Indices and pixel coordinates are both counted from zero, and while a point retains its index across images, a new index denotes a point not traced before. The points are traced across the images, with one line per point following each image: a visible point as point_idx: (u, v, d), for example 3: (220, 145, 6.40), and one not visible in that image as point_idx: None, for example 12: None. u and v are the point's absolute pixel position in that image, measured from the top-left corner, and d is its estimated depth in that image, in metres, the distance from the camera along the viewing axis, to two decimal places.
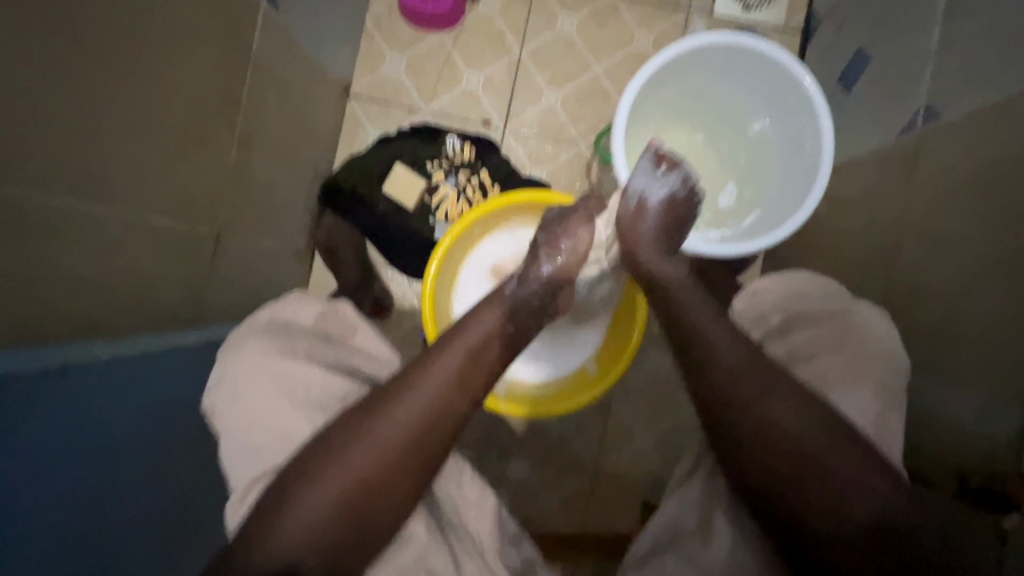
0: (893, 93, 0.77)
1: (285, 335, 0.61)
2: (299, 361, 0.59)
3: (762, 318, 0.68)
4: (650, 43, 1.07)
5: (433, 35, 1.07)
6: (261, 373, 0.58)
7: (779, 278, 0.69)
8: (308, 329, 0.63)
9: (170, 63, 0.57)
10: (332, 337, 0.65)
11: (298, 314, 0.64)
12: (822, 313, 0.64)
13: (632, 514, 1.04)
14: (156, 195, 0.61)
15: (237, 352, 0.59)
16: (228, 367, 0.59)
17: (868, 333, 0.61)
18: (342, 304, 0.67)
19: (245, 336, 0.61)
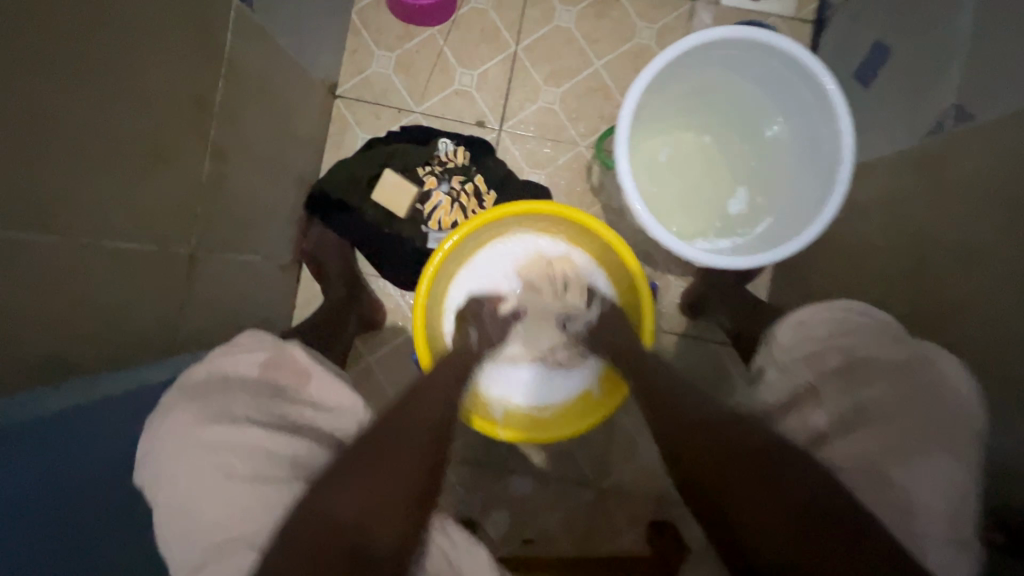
0: (918, 91, 0.72)
1: (222, 394, 0.50)
2: (235, 431, 0.47)
3: (817, 355, 0.53)
4: (653, 36, 1.01)
5: (424, 30, 1.01)
6: (189, 445, 0.46)
7: (832, 310, 0.55)
8: (249, 384, 0.52)
9: (132, 73, 0.52)
10: (280, 389, 0.54)
11: (239, 363, 0.53)
12: (893, 360, 0.50)
13: (638, 530, 1.00)
14: (122, 218, 0.56)
15: (165, 423, 0.48)
16: (158, 442, 0.47)
17: (947, 388, 0.47)
18: (292, 346, 0.57)
19: (174, 402, 0.49)
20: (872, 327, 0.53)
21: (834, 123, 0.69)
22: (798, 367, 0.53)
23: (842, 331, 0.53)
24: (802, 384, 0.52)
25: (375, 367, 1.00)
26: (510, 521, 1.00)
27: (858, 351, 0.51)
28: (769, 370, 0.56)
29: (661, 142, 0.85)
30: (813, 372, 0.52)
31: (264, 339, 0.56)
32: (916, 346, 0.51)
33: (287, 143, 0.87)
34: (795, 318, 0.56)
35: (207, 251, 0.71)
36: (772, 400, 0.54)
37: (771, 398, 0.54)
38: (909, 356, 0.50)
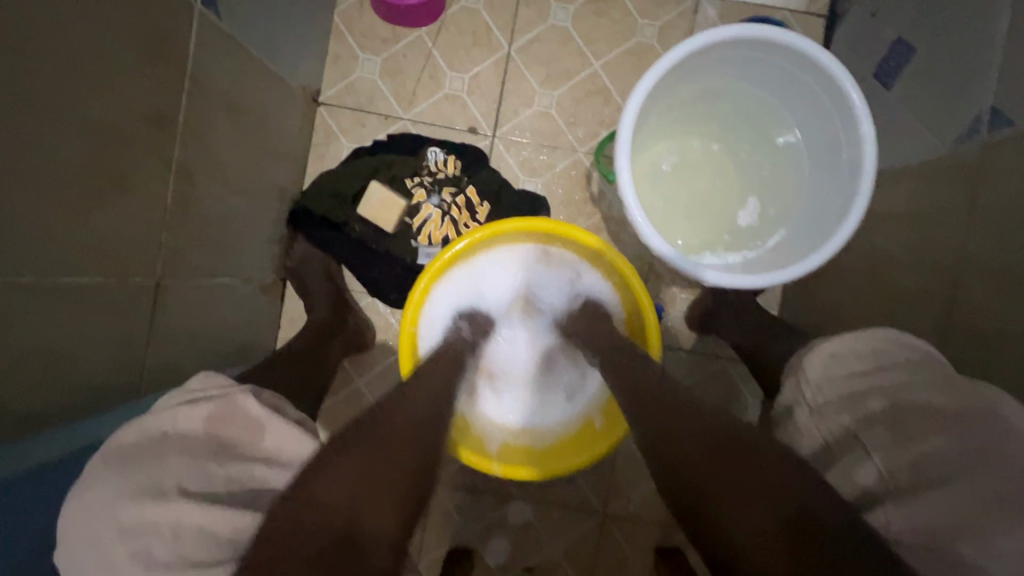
0: (947, 92, 0.66)
1: (153, 460, 0.44)
2: (164, 505, 0.41)
3: (856, 397, 0.47)
4: (655, 34, 0.95)
5: (411, 32, 0.95)
6: (109, 527, 0.40)
7: (870, 344, 0.50)
8: (189, 443, 0.46)
9: (74, 91, 0.46)
10: (226, 446, 0.47)
11: (178, 420, 0.47)
12: (951, 404, 0.43)
13: (645, 559, 0.95)
14: (71, 251, 0.50)
15: (87, 494, 0.42)
16: (77, 516, 0.42)
17: (1018, 442, 0.39)
18: (242, 395, 0.51)
19: (99, 468, 0.43)
20: (913, 361, 0.47)
21: (855, 128, 0.63)
22: (833, 408, 0.48)
23: (880, 367, 0.48)
24: (842, 427, 0.46)
25: (365, 390, 0.95)
26: (510, 550, 0.95)
27: (903, 395, 0.45)
28: (800, 409, 0.51)
29: (665, 150, 0.79)
30: (851, 416, 0.46)
31: (220, 384, 0.52)
32: (976, 392, 0.43)
33: (265, 155, 0.81)
34: (828, 350, 0.52)
35: (176, 278, 0.66)
36: (811, 446, 0.48)
37: (807, 445, 0.49)
38: (972, 400, 0.42)
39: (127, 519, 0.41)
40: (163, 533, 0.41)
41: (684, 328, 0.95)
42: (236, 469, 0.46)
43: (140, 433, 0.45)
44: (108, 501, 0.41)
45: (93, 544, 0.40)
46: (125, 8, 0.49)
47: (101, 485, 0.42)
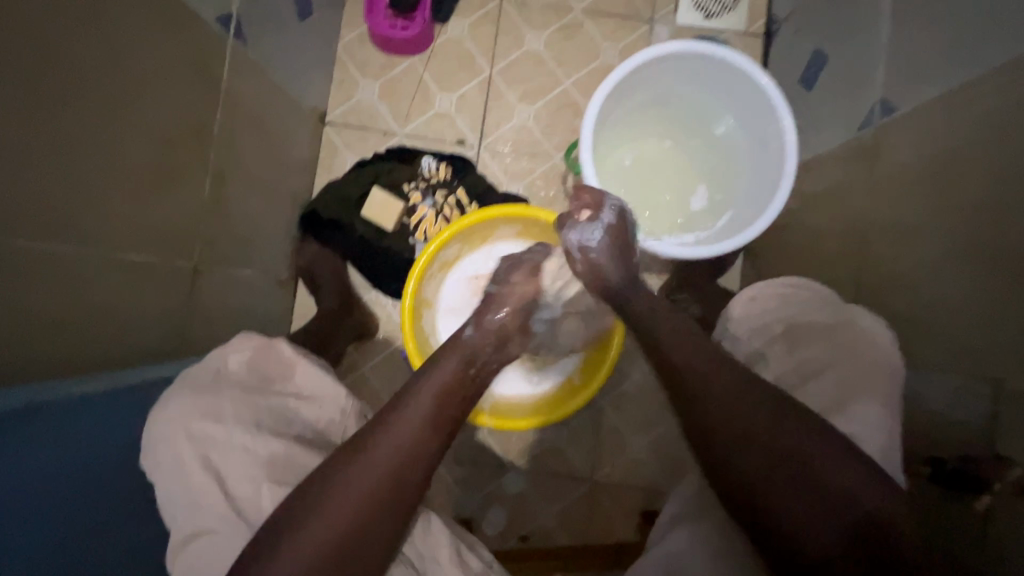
0: (852, 90, 0.79)
1: (215, 386, 0.60)
2: (225, 423, 0.58)
3: (763, 326, 0.65)
4: (617, 55, 1.09)
5: (405, 60, 1.10)
6: (180, 436, 0.56)
7: (772, 288, 0.67)
8: (239, 376, 0.63)
9: (141, 105, 0.59)
10: (267, 379, 0.65)
11: (231, 359, 0.64)
12: (827, 325, 0.62)
13: (630, 523, 1.04)
14: (133, 233, 0.62)
15: (162, 416, 0.57)
16: (156, 431, 0.57)
17: (874, 344, 0.59)
18: (278, 342, 0.67)
19: (172, 393, 0.59)
20: (811, 297, 0.65)
21: (777, 122, 0.77)
22: (747, 334, 0.66)
23: (783, 304, 0.65)
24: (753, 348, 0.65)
25: (369, 375, 1.05)
26: (505, 519, 1.04)
27: (795, 318, 0.64)
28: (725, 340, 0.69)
29: (626, 149, 0.92)
30: (761, 342, 0.65)
31: (252, 338, 0.67)
32: (844, 315, 0.62)
33: (281, 166, 0.94)
34: (747, 293, 0.68)
35: (208, 266, 0.77)
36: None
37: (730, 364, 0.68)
38: (840, 317, 0.62)
39: (196, 425, 0.57)
40: (219, 444, 0.57)
41: (656, 309, 1.06)
42: (276, 399, 0.63)
43: (205, 368, 0.62)
44: (180, 412, 0.57)
45: (170, 450, 0.56)
46: (179, 40, 0.62)
47: (171, 403, 0.57)
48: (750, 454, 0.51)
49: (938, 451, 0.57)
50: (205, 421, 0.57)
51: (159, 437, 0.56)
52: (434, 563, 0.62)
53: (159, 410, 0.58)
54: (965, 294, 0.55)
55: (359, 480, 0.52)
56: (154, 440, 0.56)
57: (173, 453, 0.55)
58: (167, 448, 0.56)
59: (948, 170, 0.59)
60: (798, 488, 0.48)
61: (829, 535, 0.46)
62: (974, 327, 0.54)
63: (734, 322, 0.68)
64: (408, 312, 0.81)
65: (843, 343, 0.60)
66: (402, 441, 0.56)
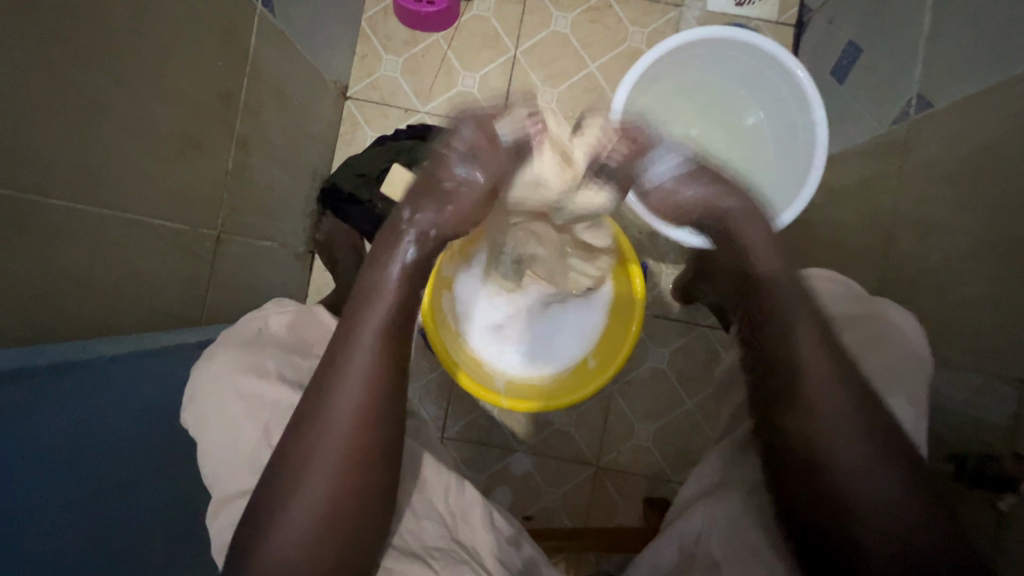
0: (885, 84, 0.78)
1: (260, 345, 0.60)
2: (265, 381, 0.57)
3: None
4: (644, 40, 1.08)
5: (429, 36, 1.08)
6: (224, 390, 0.56)
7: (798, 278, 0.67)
8: (282, 338, 0.63)
9: (171, 67, 0.58)
10: (307, 343, 0.65)
11: (272, 321, 0.64)
12: (855, 316, 0.61)
13: (634, 507, 1.05)
14: (160, 197, 0.62)
15: (208, 368, 0.57)
16: (200, 384, 0.57)
17: (905, 336, 0.58)
18: (317, 309, 0.68)
19: (217, 348, 0.59)
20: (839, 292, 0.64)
21: (809, 113, 0.75)
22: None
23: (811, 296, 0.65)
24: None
25: None
26: (511, 499, 1.05)
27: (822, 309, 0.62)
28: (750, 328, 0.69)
29: None
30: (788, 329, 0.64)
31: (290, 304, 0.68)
32: (873, 306, 0.61)
33: (302, 139, 0.93)
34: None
35: (229, 235, 0.77)
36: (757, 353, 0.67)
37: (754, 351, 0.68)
38: (868, 310, 0.61)
39: (242, 380, 0.56)
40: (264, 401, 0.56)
41: (670, 298, 1.06)
42: (317, 362, 0.64)
43: (250, 329, 0.62)
44: (228, 372, 0.56)
45: (214, 406, 0.55)
46: (209, 6, 0.61)
47: (219, 364, 0.57)
48: (801, 445, 0.52)
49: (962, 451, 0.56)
50: (252, 378, 0.56)
51: (206, 395, 0.56)
52: (463, 524, 0.63)
53: (204, 369, 0.58)
54: (992, 293, 0.55)
55: (312, 479, 0.51)
56: (205, 396, 0.56)
57: (225, 411, 0.55)
58: (213, 401, 0.56)
59: (981, 168, 0.58)
60: (858, 464, 0.50)
61: (882, 502, 0.48)
62: (998, 325, 0.54)
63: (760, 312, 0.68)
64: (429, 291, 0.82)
65: (866, 336, 0.59)
66: (339, 424, 0.52)
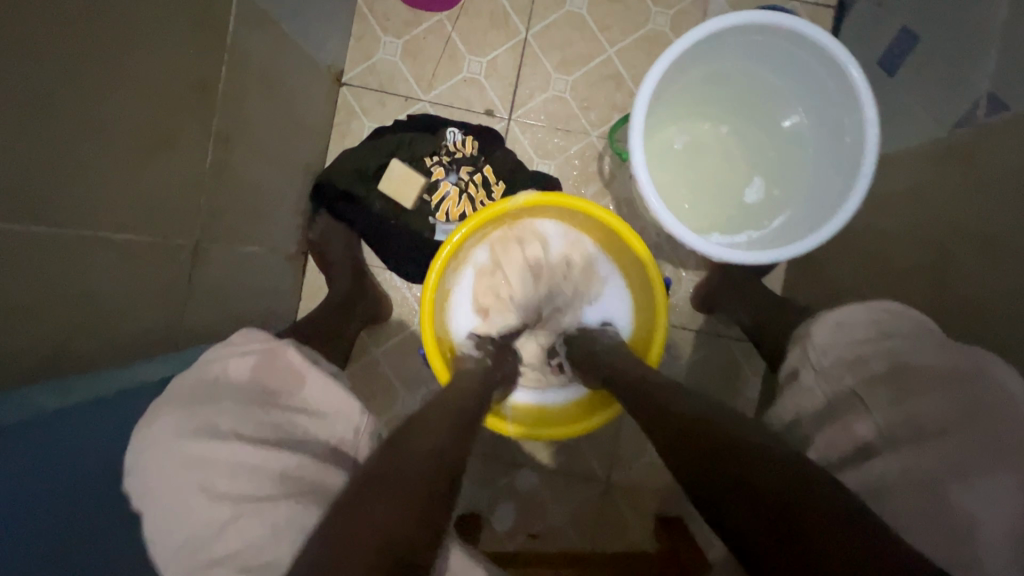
0: (947, 79, 0.68)
1: (214, 395, 0.46)
2: (220, 441, 0.42)
3: (858, 360, 0.51)
4: (668, 23, 0.98)
5: (432, 16, 0.98)
6: (171, 457, 0.42)
7: (865, 312, 0.54)
8: (246, 387, 0.48)
9: (133, 58, 0.50)
10: (269, 395, 0.48)
11: (232, 366, 0.49)
12: (946, 370, 0.46)
13: (645, 526, 0.99)
14: (126, 207, 0.55)
15: (149, 431, 0.44)
16: (145, 454, 0.43)
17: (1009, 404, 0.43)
18: (282, 347, 0.52)
19: (164, 404, 0.46)
20: (919, 334, 0.51)
21: (859, 112, 0.66)
22: (841, 374, 0.50)
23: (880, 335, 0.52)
24: (843, 389, 0.49)
25: (382, 361, 0.99)
26: (516, 516, 1.00)
27: (902, 357, 0.49)
28: (804, 372, 0.55)
29: (675, 131, 0.82)
30: (855, 377, 0.49)
31: (257, 338, 0.53)
32: (968, 355, 0.47)
33: (292, 131, 0.85)
34: (834, 320, 0.55)
35: (210, 242, 0.70)
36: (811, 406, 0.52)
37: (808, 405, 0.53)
38: (966, 364, 0.46)
39: (185, 445, 0.42)
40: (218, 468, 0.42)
41: (689, 307, 0.98)
42: (281, 416, 0.47)
43: (196, 378, 0.48)
44: (170, 429, 0.43)
45: (161, 479, 0.42)
46: None
47: (159, 421, 0.44)
48: (709, 445, 0.45)
49: None
50: (198, 442, 0.42)
51: (143, 461, 0.43)
52: None
53: (144, 432, 0.45)
54: None
55: (395, 478, 0.40)
56: (146, 464, 0.42)
57: (164, 486, 0.41)
58: (156, 475, 0.42)
59: None
60: (777, 468, 0.39)
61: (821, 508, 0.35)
62: None
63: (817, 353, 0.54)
64: (428, 298, 0.75)
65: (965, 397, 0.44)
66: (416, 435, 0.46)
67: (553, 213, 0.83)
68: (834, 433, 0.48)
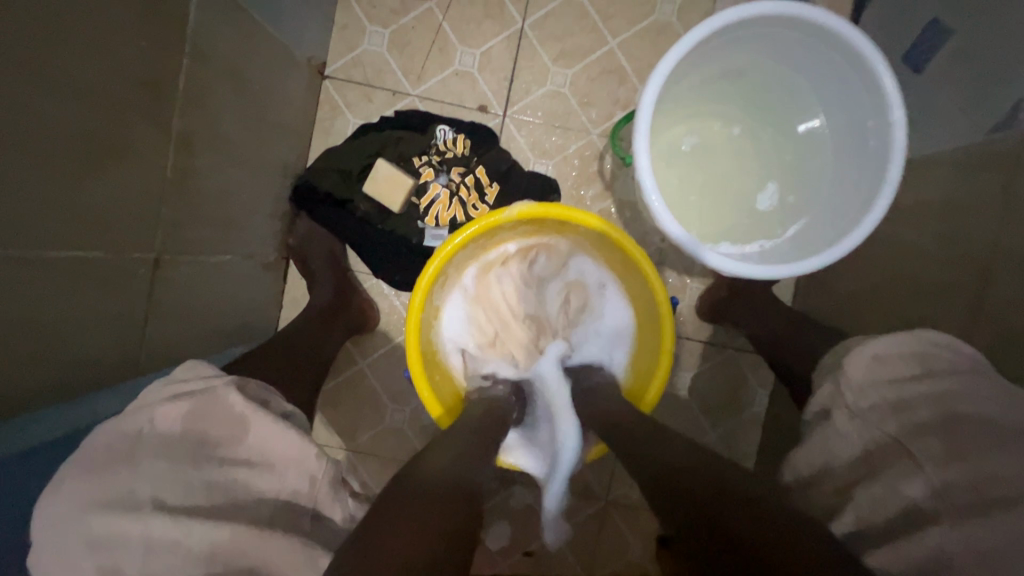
0: (982, 78, 0.62)
1: (131, 456, 0.39)
2: (137, 517, 0.36)
3: (902, 401, 0.46)
4: (675, 12, 0.91)
5: (421, 4, 0.91)
6: (72, 534, 0.35)
7: (907, 343, 0.49)
8: (171, 441, 0.41)
9: (72, 58, 0.44)
10: (203, 446, 0.41)
11: (160, 414, 0.42)
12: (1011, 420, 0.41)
13: (646, 545, 0.95)
14: (73, 225, 0.49)
15: (49, 499, 0.37)
16: (44, 531, 0.36)
17: None
18: (225, 388, 0.45)
19: (67, 467, 0.38)
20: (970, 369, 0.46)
21: (887, 115, 0.60)
22: (885, 416, 0.46)
23: (923, 368, 0.47)
24: (885, 436, 0.44)
25: (368, 373, 0.94)
26: (510, 534, 0.96)
27: (954, 401, 0.43)
28: (838, 411, 0.50)
29: (681, 132, 0.76)
30: (898, 423, 0.44)
31: (201, 373, 0.47)
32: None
33: (268, 130, 0.78)
34: (871, 352, 0.51)
35: (176, 255, 0.64)
36: (843, 454, 0.47)
37: (840, 451, 0.47)
38: None
39: (96, 521, 0.36)
40: (133, 548, 0.36)
41: (693, 318, 0.93)
42: (216, 473, 0.41)
43: (119, 432, 0.40)
44: (72, 499, 0.36)
45: (59, 562, 0.35)
46: None
47: (60, 495, 0.37)
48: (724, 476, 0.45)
49: None
50: (116, 518, 0.36)
51: (38, 543, 0.35)
52: None
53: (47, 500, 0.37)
54: None
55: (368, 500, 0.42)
56: (40, 548, 0.35)
57: (66, 567, 0.35)
58: (57, 558, 0.35)
59: None
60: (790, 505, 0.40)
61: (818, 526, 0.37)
62: None
63: (857, 392, 0.49)
64: (414, 316, 0.70)
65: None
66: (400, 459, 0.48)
67: (551, 227, 0.77)
68: (875, 490, 0.42)
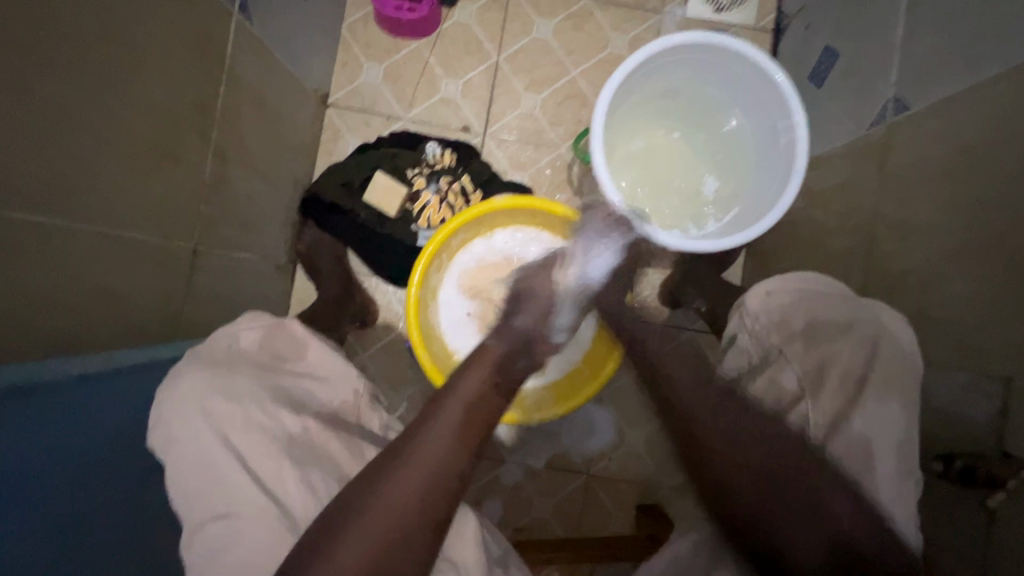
0: (863, 87, 0.79)
1: (230, 363, 0.60)
2: (239, 401, 0.57)
3: (783, 322, 0.64)
4: (625, 46, 1.08)
5: (410, 44, 1.07)
6: (194, 410, 0.55)
7: (785, 280, 0.66)
8: (254, 354, 0.64)
9: (144, 78, 0.56)
10: (279, 359, 0.66)
11: (243, 338, 0.65)
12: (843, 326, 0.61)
13: (627, 514, 1.04)
14: (134, 209, 0.60)
15: (174, 385, 0.56)
16: (168, 407, 0.56)
17: (898, 346, 0.58)
18: (289, 322, 0.69)
19: (187, 365, 0.58)
20: (831, 296, 0.64)
21: (789, 117, 0.75)
22: (768, 336, 0.64)
23: (804, 300, 0.64)
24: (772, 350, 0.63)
25: (368, 364, 1.04)
26: (502, 510, 1.04)
27: (816, 315, 0.63)
28: (742, 335, 0.68)
29: (633, 138, 0.91)
30: (780, 338, 0.63)
31: (263, 319, 0.68)
32: (865, 311, 0.62)
33: (282, 147, 0.92)
34: (766, 289, 0.66)
35: (208, 248, 0.75)
36: (745, 362, 0.67)
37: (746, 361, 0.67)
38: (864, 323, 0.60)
39: (213, 401, 0.56)
40: (237, 420, 0.56)
41: (656, 303, 1.06)
42: (289, 379, 0.64)
43: (218, 345, 0.62)
44: (195, 387, 0.56)
45: (183, 424, 0.55)
46: (182, 12, 0.60)
47: (186, 378, 0.57)
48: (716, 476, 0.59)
49: (949, 450, 0.57)
50: (222, 400, 0.56)
51: (170, 409, 0.55)
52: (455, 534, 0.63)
53: (167, 390, 0.57)
54: (972, 292, 0.56)
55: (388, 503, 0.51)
56: (166, 417, 0.55)
57: (189, 432, 0.54)
58: (183, 426, 0.55)
59: (958, 170, 0.59)
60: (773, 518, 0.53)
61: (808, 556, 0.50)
62: (977, 325, 0.55)
63: (748, 316, 0.67)
64: (414, 298, 0.82)
65: (861, 347, 0.60)
66: (426, 459, 0.54)
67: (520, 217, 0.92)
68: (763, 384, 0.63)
